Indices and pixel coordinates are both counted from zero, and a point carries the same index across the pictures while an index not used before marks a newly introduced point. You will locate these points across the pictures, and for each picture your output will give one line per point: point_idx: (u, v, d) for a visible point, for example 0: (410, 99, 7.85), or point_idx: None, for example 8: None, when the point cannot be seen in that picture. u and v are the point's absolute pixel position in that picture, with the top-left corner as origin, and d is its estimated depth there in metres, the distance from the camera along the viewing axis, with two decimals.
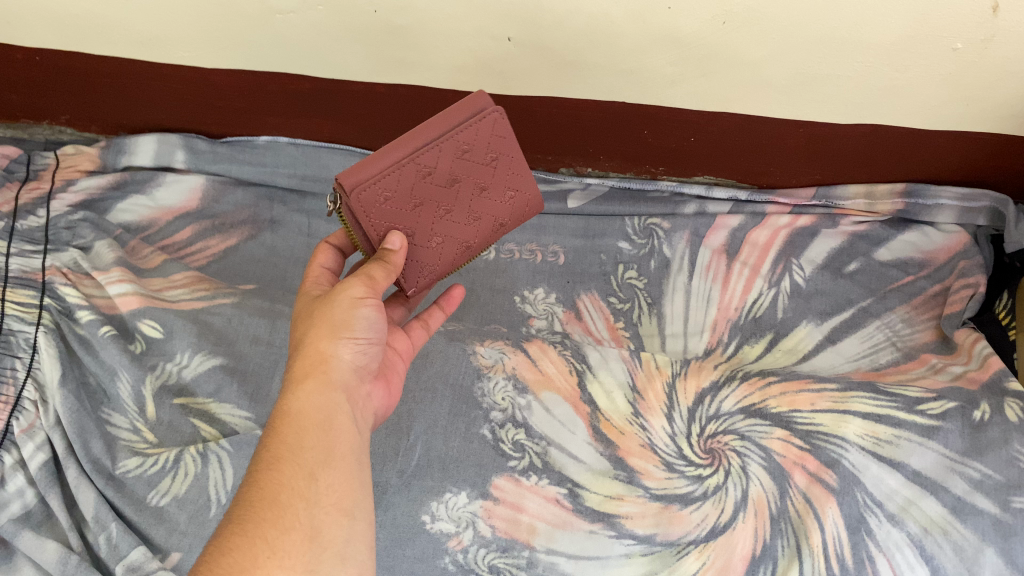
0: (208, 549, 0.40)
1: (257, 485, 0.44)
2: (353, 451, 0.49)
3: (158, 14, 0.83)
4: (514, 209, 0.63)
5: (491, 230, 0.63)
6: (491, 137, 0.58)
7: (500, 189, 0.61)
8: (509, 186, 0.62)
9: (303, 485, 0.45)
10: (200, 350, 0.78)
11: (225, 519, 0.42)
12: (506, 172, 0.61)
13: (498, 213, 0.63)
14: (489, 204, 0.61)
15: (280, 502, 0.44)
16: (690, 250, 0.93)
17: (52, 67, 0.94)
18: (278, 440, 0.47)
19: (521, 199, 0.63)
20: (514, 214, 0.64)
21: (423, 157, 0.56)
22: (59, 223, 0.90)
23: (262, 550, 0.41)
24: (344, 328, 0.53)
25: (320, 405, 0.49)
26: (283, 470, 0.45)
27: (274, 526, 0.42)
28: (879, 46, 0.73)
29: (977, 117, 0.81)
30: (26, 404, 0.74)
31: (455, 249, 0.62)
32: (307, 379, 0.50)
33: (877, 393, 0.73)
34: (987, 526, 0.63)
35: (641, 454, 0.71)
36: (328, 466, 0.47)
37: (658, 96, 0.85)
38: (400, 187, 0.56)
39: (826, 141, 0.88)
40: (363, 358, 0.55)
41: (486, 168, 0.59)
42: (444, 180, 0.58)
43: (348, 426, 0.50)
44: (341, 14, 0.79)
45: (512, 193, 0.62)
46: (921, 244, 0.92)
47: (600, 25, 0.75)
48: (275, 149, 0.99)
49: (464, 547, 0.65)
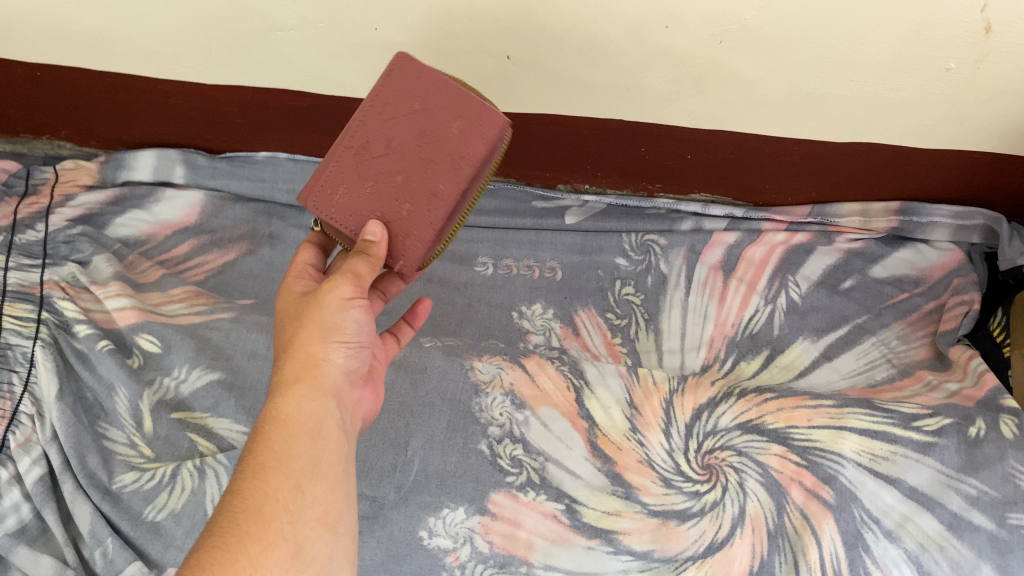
0: (188, 564, 0.38)
1: (240, 495, 0.43)
2: (341, 462, 0.48)
3: (161, 31, 0.85)
4: (479, 131, 0.55)
5: (462, 169, 0.55)
6: (414, 82, 0.55)
7: (443, 125, 0.55)
8: (454, 117, 0.55)
9: (288, 497, 0.44)
10: (198, 364, 0.78)
11: (206, 532, 0.41)
12: (445, 108, 0.55)
13: (467, 150, 0.55)
14: (442, 141, 0.55)
15: (264, 514, 0.42)
16: (687, 267, 0.94)
17: (53, 82, 0.95)
18: (265, 449, 0.46)
19: (475, 120, 0.55)
20: (481, 144, 0.55)
21: (360, 132, 0.56)
22: (58, 237, 0.90)
23: (244, 566, 0.39)
24: (334, 332, 0.52)
25: (309, 410, 0.48)
26: (270, 480, 0.44)
27: (259, 540, 0.41)
28: (872, 66, 0.74)
29: (968, 136, 0.83)
30: (23, 418, 0.73)
31: (428, 207, 0.56)
32: (298, 383, 0.49)
33: (872, 409, 0.73)
34: (984, 542, 0.64)
35: (638, 469, 0.70)
36: (315, 477, 0.46)
37: (653, 114, 0.86)
38: (347, 174, 0.57)
39: (821, 159, 0.89)
40: (353, 361, 0.54)
41: (422, 114, 0.55)
42: (382, 148, 0.56)
43: (337, 434, 0.49)
44: (342, 31, 0.80)
45: (465, 121, 0.55)
46: (916, 262, 0.93)
47: (597, 43, 0.76)
48: (275, 165, 1.01)
49: (461, 562, 0.66)
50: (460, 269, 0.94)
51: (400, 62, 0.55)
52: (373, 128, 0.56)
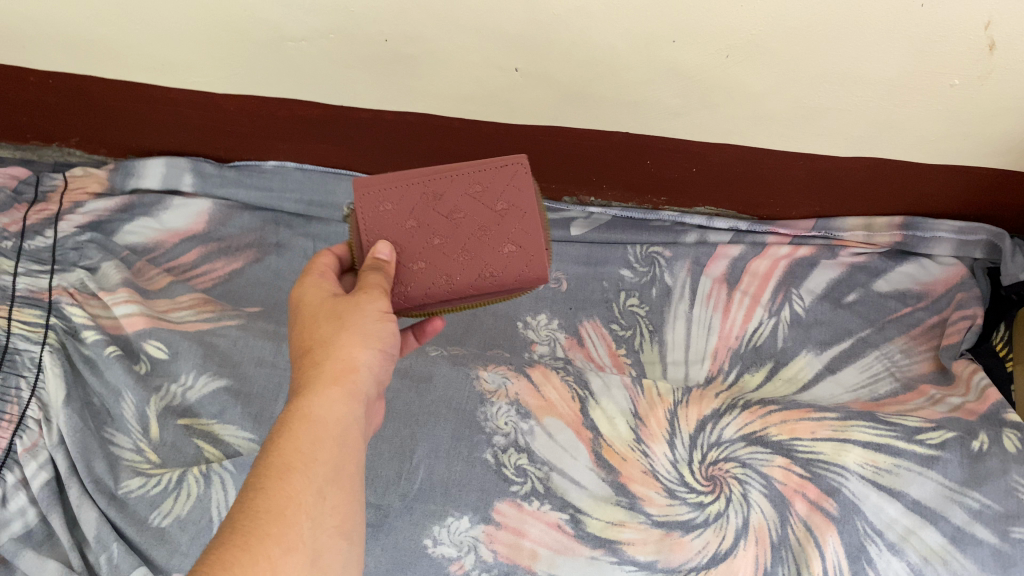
0: (211, 561, 0.38)
1: (263, 494, 0.43)
2: (357, 470, 0.48)
3: (174, 41, 0.86)
4: (518, 264, 0.59)
5: (481, 279, 0.59)
6: (510, 189, 0.59)
7: (503, 240, 0.59)
8: (514, 241, 0.59)
9: (309, 501, 0.43)
10: (205, 371, 0.79)
11: (226, 530, 0.40)
12: (516, 228, 0.59)
13: (496, 266, 0.59)
14: (488, 248, 0.59)
15: (286, 517, 0.42)
16: (691, 279, 0.95)
17: (66, 90, 0.97)
18: (291, 448, 0.45)
19: (523, 253, 0.59)
20: (509, 271, 0.59)
21: (441, 189, 0.59)
22: (66, 244, 0.92)
23: (265, 568, 0.39)
24: (374, 339, 0.52)
25: (338, 416, 0.48)
26: (292, 482, 0.44)
27: (279, 543, 0.41)
28: (876, 82, 0.75)
29: (971, 151, 0.83)
30: (30, 423, 0.74)
31: (436, 283, 0.59)
32: (334, 384, 0.49)
33: (876, 421, 0.73)
34: (987, 556, 0.64)
35: (642, 481, 0.71)
36: (335, 484, 0.46)
37: (658, 127, 0.87)
38: (404, 201, 0.59)
39: (825, 173, 0.90)
40: (382, 370, 0.54)
41: (496, 218, 0.59)
42: (448, 208, 0.59)
43: (359, 441, 0.49)
44: (353, 43, 0.81)
45: (518, 253, 0.59)
46: (919, 276, 0.93)
47: (604, 57, 0.77)
48: (284, 174, 1.02)
49: (465, 571, 0.66)
50: None
51: (516, 166, 0.59)
52: (454, 193, 0.59)
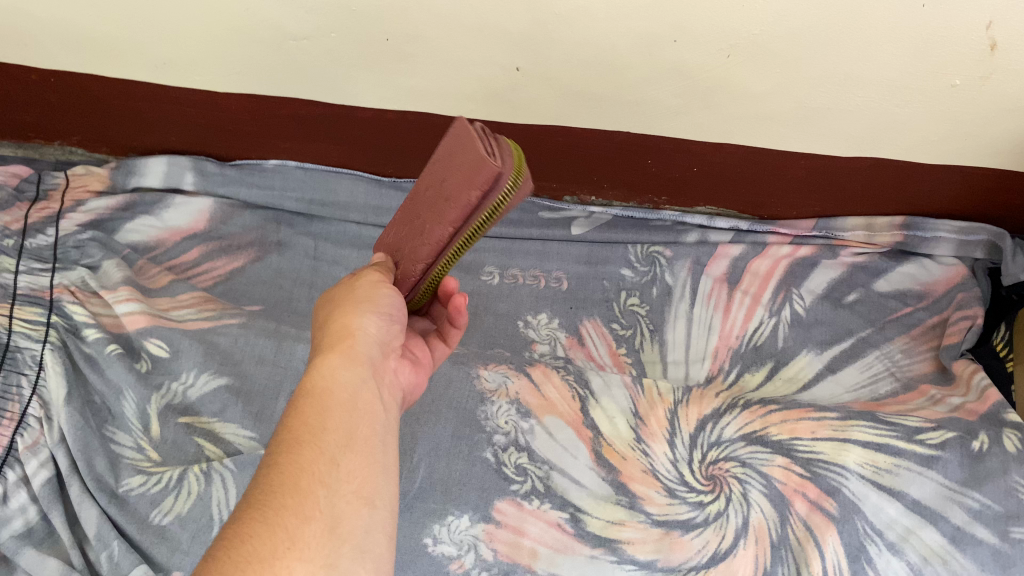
0: (223, 537, 0.35)
1: (275, 469, 0.39)
2: (376, 435, 0.44)
3: (176, 40, 0.86)
4: (469, 180, 0.50)
5: (446, 208, 0.52)
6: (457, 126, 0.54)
7: (453, 170, 0.52)
8: (462, 161, 0.51)
9: (323, 470, 0.40)
10: (206, 370, 0.79)
11: (239, 508, 0.37)
12: (461, 153, 0.52)
13: (449, 188, 0.51)
14: (445, 185, 0.52)
15: (300, 488, 0.38)
16: (691, 279, 0.95)
17: (67, 88, 0.97)
18: (299, 422, 0.42)
19: (469, 167, 0.50)
20: (464, 189, 0.50)
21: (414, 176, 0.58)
22: (68, 242, 0.91)
23: (281, 540, 0.35)
24: (367, 304, 0.52)
25: (343, 380, 0.45)
26: (304, 453, 0.40)
27: (296, 514, 0.37)
28: (877, 82, 0.75)
29: (972, 152, 0.83)
30: (31, 421, 0.74)
31: (418, 240, 0.55)
32: (333, 352, 0.47)
33: (875, 421, 0.73)
34: (987, 556, 0.64)
35: (643, 480, 0.71)
36: (350, 450, 0.42)
37: (659, 127, 0.88)
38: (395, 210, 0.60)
39: (826, 173, 0.90)
40: (387, 335, 0.52)
41: (446, 159, 0.53)
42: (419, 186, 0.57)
43: (373, 405, 0.46)
44: (354, 42, 0.81)
45: (464, 170, 0.50)
46: (920, 277, 0.93)
47: (605, 56, 0.77)
48: (285, 173, 1.02)
49: (465, 570, 0.66)
50: (467, 278, 0.95)
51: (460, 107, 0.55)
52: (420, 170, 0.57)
